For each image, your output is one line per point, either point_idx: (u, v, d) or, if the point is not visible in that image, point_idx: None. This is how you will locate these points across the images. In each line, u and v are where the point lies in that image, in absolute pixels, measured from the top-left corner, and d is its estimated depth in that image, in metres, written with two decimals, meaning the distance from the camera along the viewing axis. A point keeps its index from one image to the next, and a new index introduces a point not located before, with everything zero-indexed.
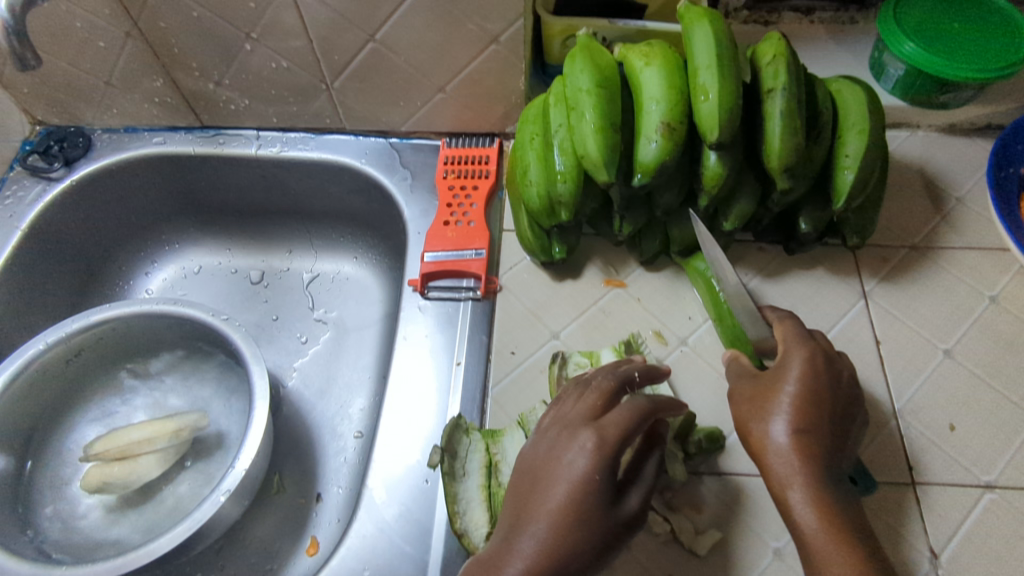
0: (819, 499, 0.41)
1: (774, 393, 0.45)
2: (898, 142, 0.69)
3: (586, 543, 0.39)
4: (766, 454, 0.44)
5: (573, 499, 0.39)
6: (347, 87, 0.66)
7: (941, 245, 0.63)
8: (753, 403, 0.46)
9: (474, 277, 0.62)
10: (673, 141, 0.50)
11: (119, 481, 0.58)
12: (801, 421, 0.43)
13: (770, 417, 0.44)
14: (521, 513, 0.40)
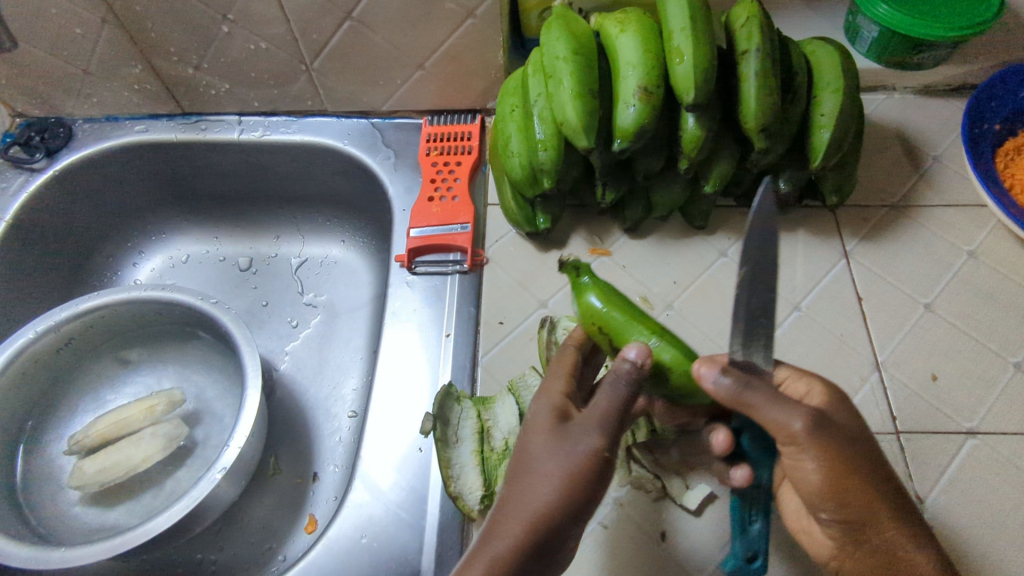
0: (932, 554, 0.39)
1: (859, 452, 0.39)
2: (874, 105, 0.70)
3: (552, 485, 0.37)
4: (884, 524, 0.39)
5: (535, 454, 0.39)
6: (327, 67, 0.66)
7: (919, 203, 0.64)
8: (850, 469, 0.38)
9: (460, 251, 0.62)
10: (651, 104, 0.50)
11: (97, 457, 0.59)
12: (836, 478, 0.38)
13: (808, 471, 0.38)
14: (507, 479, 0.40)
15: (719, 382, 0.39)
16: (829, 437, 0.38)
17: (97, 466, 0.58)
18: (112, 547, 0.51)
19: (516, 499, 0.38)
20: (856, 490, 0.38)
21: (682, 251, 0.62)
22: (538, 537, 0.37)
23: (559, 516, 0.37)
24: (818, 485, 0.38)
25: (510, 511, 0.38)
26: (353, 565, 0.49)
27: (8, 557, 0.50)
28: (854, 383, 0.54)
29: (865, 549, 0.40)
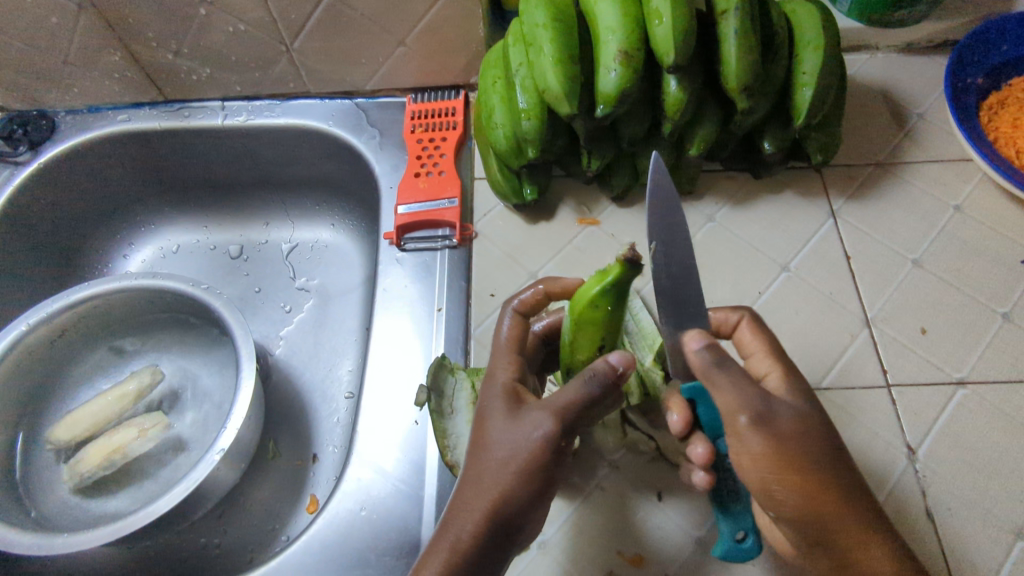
0: (898, 557, 0.37)
1: (811, 443, 0.37)
2: (858, 65, 0.70)
3: (506, 471, 0.38)
4: (839, 524, 0.37)
5: (488, 440, 0.39)
6: (308, 47, 0.65)
7: (905, 160, 0.64)
8: (794, 460, 0.37)
9: (449, 226, 0.62)
10: (632, 68, 0.50)
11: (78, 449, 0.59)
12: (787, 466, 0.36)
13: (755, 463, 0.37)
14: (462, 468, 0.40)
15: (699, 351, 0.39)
16: (768, 427, 0.37)
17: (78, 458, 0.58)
18: (114, 531, 0.51)
19: (472, 486, 0.38)
20: (804, 486, 0.37)
21: None
22: (495, 522, 0.37)
23: (517, 501, 0.38)
24: (758, 478, 0.37)
25: (463, 498, 0.38)
26: (355, 538, 0.50)
27: (13, 545, 0.50)
28: (844, 340, 0.55)
29: (823, 551, 0.38)
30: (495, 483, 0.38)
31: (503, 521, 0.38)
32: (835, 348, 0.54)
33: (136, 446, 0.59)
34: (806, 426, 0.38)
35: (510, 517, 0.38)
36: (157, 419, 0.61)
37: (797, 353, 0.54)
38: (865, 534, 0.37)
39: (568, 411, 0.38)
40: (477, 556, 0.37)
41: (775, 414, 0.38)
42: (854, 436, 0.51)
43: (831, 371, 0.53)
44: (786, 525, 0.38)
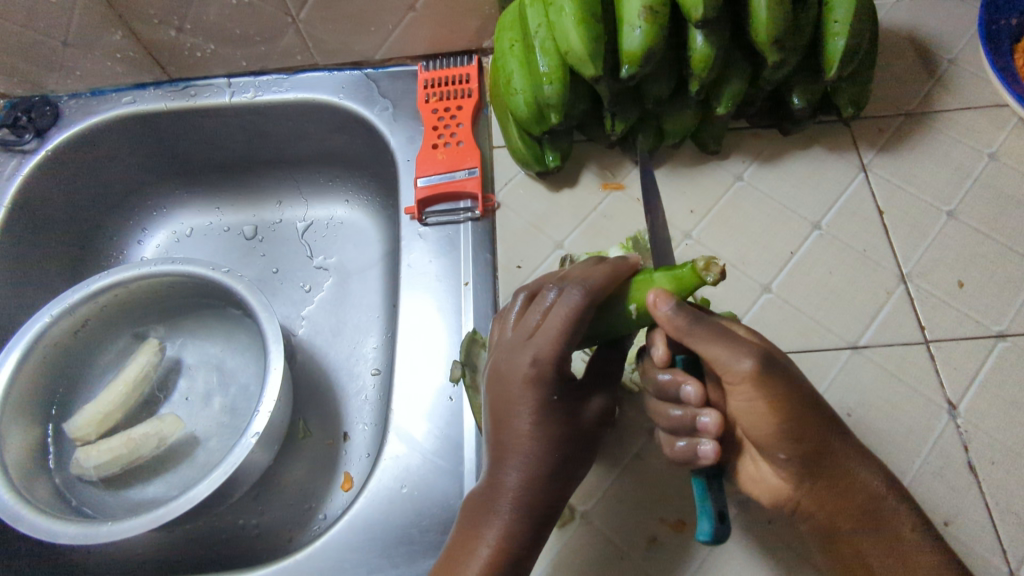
0: (880, 475, 0.41)
1: (806, 386, 0.39)
2: (885, 10, 0.67)
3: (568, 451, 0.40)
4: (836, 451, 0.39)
5: (544, 429, 0.39)
6: (314, 17, 0.63)
7: (937, 109, 0.62)
8: (803, 403, 0.38)
9: (470, 197, 0.61)
10: (658, 25, 0.48)
11: (90, 455, 0.57)
12: (800, 410, 0.38)
13: (773, 411, 0.37)
14: (508, 453, 0.39)
15: (672, 313, 0.38)
16: (782, 373, 0.38)
17: (94, 462, 0.57)
18: (157, 517, 0.51)
19: (539, 470, 0.39)
20: (812, 423, 0.38)
21: (698, 179, 0.60)
22: (553, 496, 0.40)
23: (570, 474, 0.41)
24: (769, 426, 0.38)
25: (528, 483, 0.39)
26: (396, 514, 0.50)
27: (57, 536, 0.50)
28: (880, 297, 0.54)
29: (824, 481, 0.40)
30: (560, 464, 0.40)
31: (560, 492, 0.40)
32: (870, 306, 0.53)
33: (153, 452, 0.59)
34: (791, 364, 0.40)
35: (559, 493, 0.40)
36: (171, 425, 0.60)
37: (832, 312, 0.54)
38: (856, 461, 0.40)
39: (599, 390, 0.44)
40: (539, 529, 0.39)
41: (778, 359, 0.38)
42: (893, 394, 0.50)
43: (868, 329, 0.53)
44: (795, 464, 0.40)
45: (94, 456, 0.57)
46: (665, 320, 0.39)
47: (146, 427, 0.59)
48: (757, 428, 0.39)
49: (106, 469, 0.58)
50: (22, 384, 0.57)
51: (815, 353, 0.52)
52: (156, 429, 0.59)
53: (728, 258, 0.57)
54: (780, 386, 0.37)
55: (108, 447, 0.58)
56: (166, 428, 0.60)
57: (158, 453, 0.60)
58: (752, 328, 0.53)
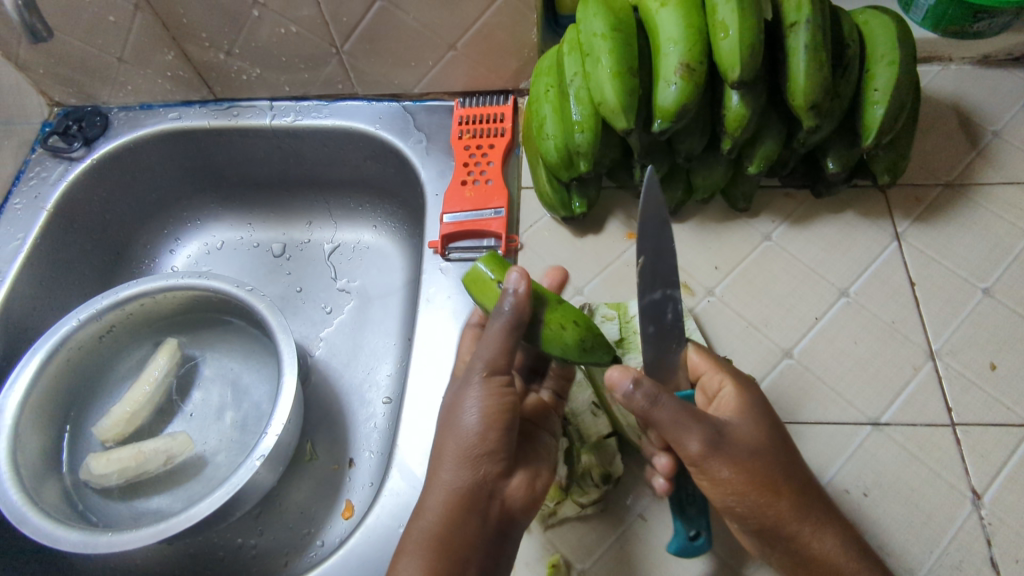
0: (844, 542, 0.42)
1: (768, 460, 0.42)
2: (929, 78, 0.66)
3: (464, 425, 0.42)
4: (792, 524, 0.41)
5: (454, 395, 0.44)
6: (357, 50, 0.65)
7: (977, 182, 0.60)
8: (750, 479, 0.41)
9: (494, 236, 0.61)
10: (694, 82, 0.48)
11: (101, 463, 0.58)
12: (751, 483, 0.41)
13: (719, 480, 0.41)
14: (436, 450, 0.43)
15: (628, 392, 0.40)
16: (727, 454, 0.41)
17: (103, 474, 0.58)
18: (155, 533, 0.51)
19: (448, 449, 0.42)
20: (765, 499, 0.41)
21: (724, 236, 0.60)
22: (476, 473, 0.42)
23: (491, 445, 0.42)
24: (727, 496, 0.41)
25: (445, 469, 0.42)
26: (391, 554, 0.49)
27: (60, 542, 0.51)
28: (906, 373, 0.52)
29: (781, 549, 0.42)
30: (464, 439, 0.42)
31: (480, 448, 0.42)
32: (895, 382, 0.52)
33: (159, 469, 0.60)
34: (760, 441, 0.42)
35: (481, 449, 0.42)
36: (181, 444, 0.61)
37: (855, 385, 0.52)
38: (818, 533, 0.42)
39: (500, 363, 0.44)
40: (484, 503, 0.42)
41: (733, 440, 0.41)
42: (914, 477, 0.48)
43: (891, 406, 0.51)
44: (749, 529, 0.43)
45: (103, 464, 0.58)
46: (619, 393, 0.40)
47: (157, 443, 0.60)
48: (705, 490, 0.42)
49: (114, 480, 0.59)
50: (42, 387, 0.59)
51: (834, 426, 0.50)
52: (166, 446, 0.60)
53: (751, 319, 0.55)
54: (729, 466, 0.40)
55: (118, 458, 0.58)
56: (176, 446, 0.60)
57: (164, 470, 0.61)
58: (770, 393, 0.52)
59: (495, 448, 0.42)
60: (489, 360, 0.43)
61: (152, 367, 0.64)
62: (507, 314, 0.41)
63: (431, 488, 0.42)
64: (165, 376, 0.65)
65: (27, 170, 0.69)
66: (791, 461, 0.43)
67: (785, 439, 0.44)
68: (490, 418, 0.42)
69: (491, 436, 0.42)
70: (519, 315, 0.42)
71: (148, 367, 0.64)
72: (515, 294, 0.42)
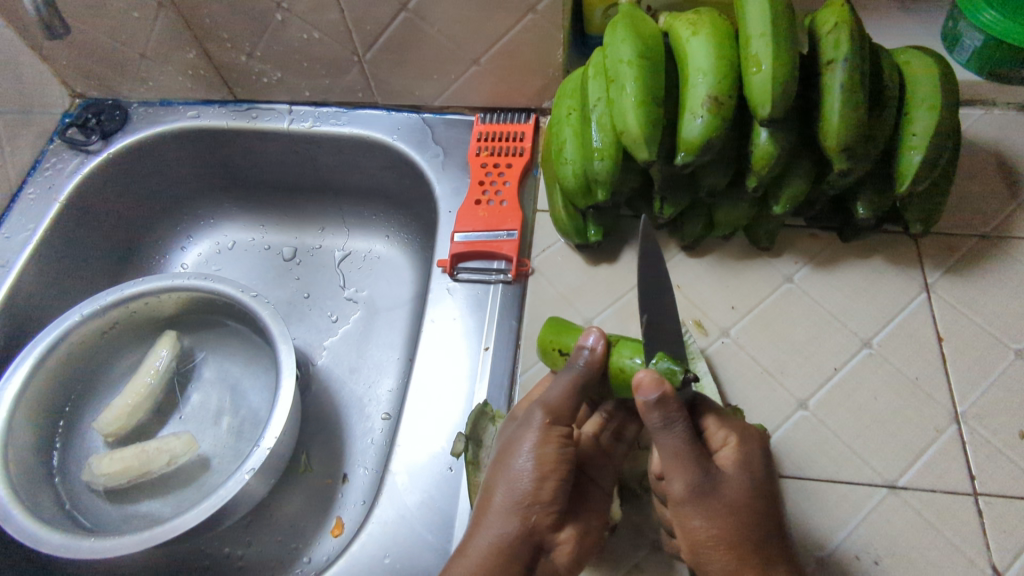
0: None
1: (745, 525, 0.39)
2: (970, 121, 0.62)
3: (518, 469, 0.41)
4: None
5: (510, 439, 0.43)
6: (379, 60, 0.64)
7: (1016, 235, 0.57)
8: (716, 537, 0.39)
9: (505, 259, 0.59)
10: (721, 117, 0.46)
11: (103, 462, 0.58)
12: (716, 539, 0.39)
13: (687, 526, 0.40)
14: (484, 496, 0.42)
15: (649, 401, 0.38)
16: (711, 505, 0.39)
17: (106, 474, 0.57)
18: (137, 541, 0.50)
19: (497, 494, 0.41)
20: (728, 560, 0.39)
21: (745, 274, 0.57)
22: (525, 523, 0.40)
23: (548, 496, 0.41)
24: (691, 545, 0.40)
25: (493, 514, 0.41)
26: None
27: (41, 543, 0.50)
28: (928, 435, 0.49)
29: None
30: (517, 486, 0.41)
31: (536, 498, 0.41)
32: (915, 443, 0.49)
33: (162, 470, 0.59)
34: (744, 502, 0.40)
35: (536, 501, 0.40)
36: (185, 444, 0.59)
37: (872, 444, 0.49)
38: None
39: (562, 410, 0.43)
40: (530, 556, 0.40)
41: (719, 491, 0.39)
42: (929, 547, 0.45)
43: (909, 469, 0.48)
44: None
45: (106, 464, 0.57)
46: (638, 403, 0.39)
47: (161, 441, 0.59)
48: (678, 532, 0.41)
49: (114, 480, 0.58)
50: (40, 380, 0.58)
51: (846, 486, 0.48)
52: (169, 446, 0.59)
53: (766, 365, 0.53)
54: (701, 516, 0.39)
55: (120, 457, 0.58)
56: (180, 446, 0.59)
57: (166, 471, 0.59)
58: (781, 445, 0.49)
59: (548, 499, 0.41)
60: (551, 408, 0.43)
61: (152, 361, 0.64)
62: (579, 368, 0.44)
63: (474, 533, 0.40)
64: (165, 371, 0.64)
65: (43, 160, 0.69)
66: (773, 533, 0.40)
67: (773, 507, 0.41)
68: (546, 466, 0.41)
69: (546, 485, 0.41)
70: (591, 370, 0.44)
71: (148, 360, 0.64)
72: (591, 353, 0.44)
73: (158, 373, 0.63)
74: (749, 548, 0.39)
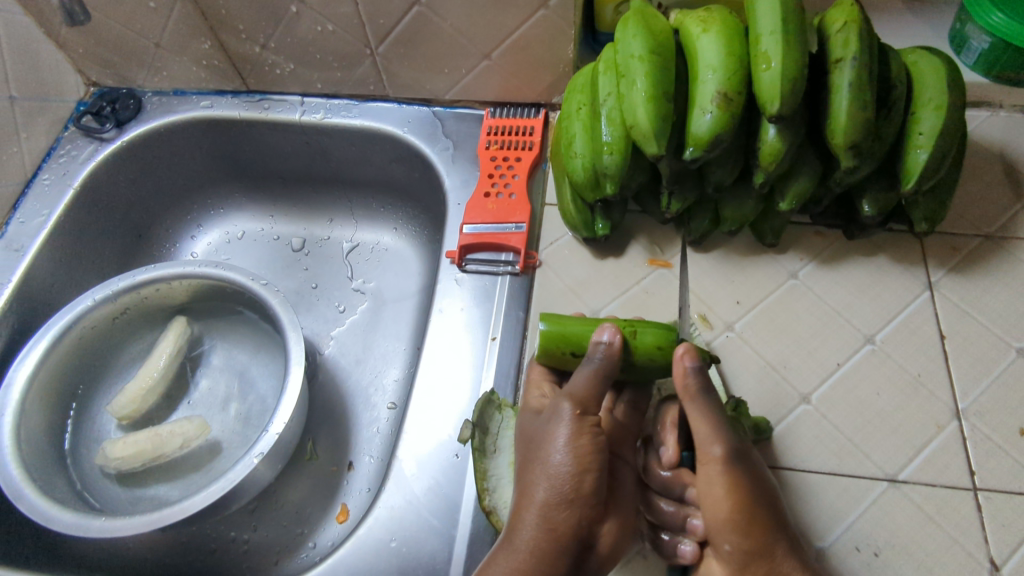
0: None
1: (769, 489, 0.42)
2: (976, 123, 0.63)
3: (555, 464, 0.41)
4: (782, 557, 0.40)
5: (541, 431, 0.43)
6: (392, 53, 0.65)
7: (1019, 236, 0.58)
8: (751, 496, 0.41)
9: (513, 251, 0.60)
10: (730, 112, 0.46)
11: (117, 445, 0.58)
12: (752, 498, 0.41)
13: (723, 486, 0.41)
14: (523, 491, 0.42)
15: (694, 368, 0.43)
16: (745, 464, 0.42)
17: (120, 458, 0.58)
18: (148, 521, 0.51)
19: (539, 491, 0.41)
20: (761, 521, 0.40)
21: (750, 270, 0.58)
22: (569, 517, 0.40)
23: (589, 488, 0.41)
24: (725, 509, 0.41)
25: (534, 510, 0.40)
26: (380, 567, 0.49)
27: (54, 522, 0.51)
28: (929, 430, 0.50)
29: None
30: (557, 480, 0.40)
31: (578, 491, 0.40)
32: (916, 438, 0.50)
33: (176, 453, 0.60)
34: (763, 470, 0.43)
35: (577, 494, 0.40)
36: (198, 428, 0.61)
37: (874, 438, 0.50)
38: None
39: (589, 401, 0.43)
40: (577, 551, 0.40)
41: (749, 456, 0.43)
42: (929, 540, 0.46)
43: (910, 463, 0.49)
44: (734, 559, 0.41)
45: (120, 449, 0.58)
46: (683, 376, 0.43)
47: (173, 425, 0.60)
48: (706, 501, 0.42)
49: (128, 464, 0.58)
50: (53, 363, 0.59)
51: (847, 479, 0.49)
52: (182, 430, 0.60)
53: (770, 359, 0.54)
54: (739, 474, 0.41)
55: (135, 441, 0.58)
56: (193, 430, 0.60)
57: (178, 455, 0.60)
58: (784, 438, 0.50)
59: (589, 492, 0.41)
60: (577, 399, 0.43)
61: (163, 347, 0.64)
62: (597, 361, 0.44)
63: (517, 530, 0.40)
64: (175, 356, 0.65)
65: (58, 146, 0.70)
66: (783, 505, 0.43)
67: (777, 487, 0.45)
68: (584, 459, 0.41)
69: (586, 477, 0.41)
70: (610, 362, 0.44)
71: (158, 346, 0.64)
72: (609, 345, 0.45)
73: (170, 358, 0.64)
74: (776, 511, 0.41)
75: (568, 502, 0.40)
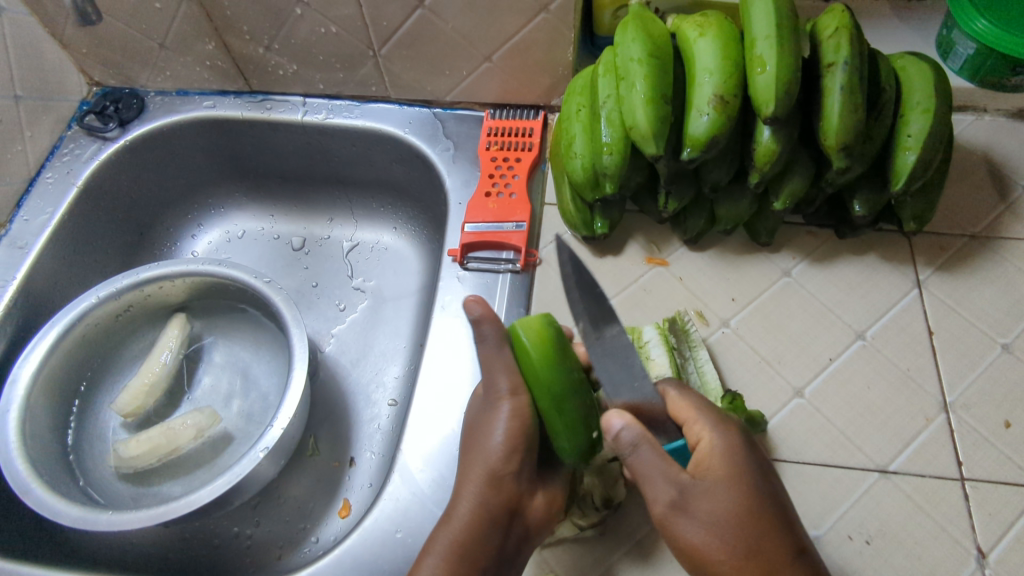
0: None
1: (730, 530, 0.39)
2: (962, 126, 0.65)
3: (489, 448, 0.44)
4: None
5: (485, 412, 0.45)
6: (394, 55, 0.66)
7: (1003, 235, 0.59)
8: (705, 541, 0.39)
9: (514, 249, 0.61)
10: (726, 114, 0.48)
11: (130, 444, 0.59)
12: (706, 545, 0.39)
13: (673, 532, 0.40)
14: (464, 469, 0.45)
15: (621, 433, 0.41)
16: (692, 513, 0.39)
17: (134, 453, 0.59)
18: (154, 516, 0.51)
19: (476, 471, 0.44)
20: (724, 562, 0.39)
21: (744, 268, 0.59)
22: (499, 495, 0.44)
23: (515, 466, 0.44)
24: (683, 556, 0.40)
25: (467, 492, 0.44)
26: (385, 559, 0.50)
27: (62, 516, 0.51)
28: (918, 423, 0.51)
29: None
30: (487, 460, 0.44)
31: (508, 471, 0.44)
32: (906, 431, 0.51)
33: (190, 445, 0.60)
34: (730, 507, 0.39)
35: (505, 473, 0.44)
36: (210, 418, 0.61)
37: (865, 430, 0.51)
38: None
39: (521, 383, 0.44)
40: (505, 529, 0.44)
41: (699, 501, 0.40)
42: (919, 529, 0.48)
43: (900, 455, 0.50)
44: None
45: (133, 447, 0.59)
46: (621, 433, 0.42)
47: (184, 418, 0.60)
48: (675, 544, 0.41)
49: (141, 461, 0.59)
50: (57, 359, 0.60)
51: (839, 470, 0.50)
52: (195, 421, 0.61)
53: (765, 354, 0.55)
54: (684, 525, 0.39)
55: (148, 438, 0.59)
56: (205, 420, 0.61)
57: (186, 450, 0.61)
58: (778, 431, 0.52)
59: (516, 472, 0.44)
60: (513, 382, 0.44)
61: (165, 343, 0.65)
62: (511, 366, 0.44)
63: (457, 503, 0.44)
64: (178, 351, 0.65)
65: (61, 145, 0.70)
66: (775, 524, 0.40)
67: (771, 508, 0.40)
68: (514, 443, 0.44)
69: (516, 461, 0.44)
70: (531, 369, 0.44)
71: (161, 341, 0.65)
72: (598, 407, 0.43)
73: (173, 354, 0.65)
74: (747, 547, 0.39)
75: (497, 478, 0.44)
